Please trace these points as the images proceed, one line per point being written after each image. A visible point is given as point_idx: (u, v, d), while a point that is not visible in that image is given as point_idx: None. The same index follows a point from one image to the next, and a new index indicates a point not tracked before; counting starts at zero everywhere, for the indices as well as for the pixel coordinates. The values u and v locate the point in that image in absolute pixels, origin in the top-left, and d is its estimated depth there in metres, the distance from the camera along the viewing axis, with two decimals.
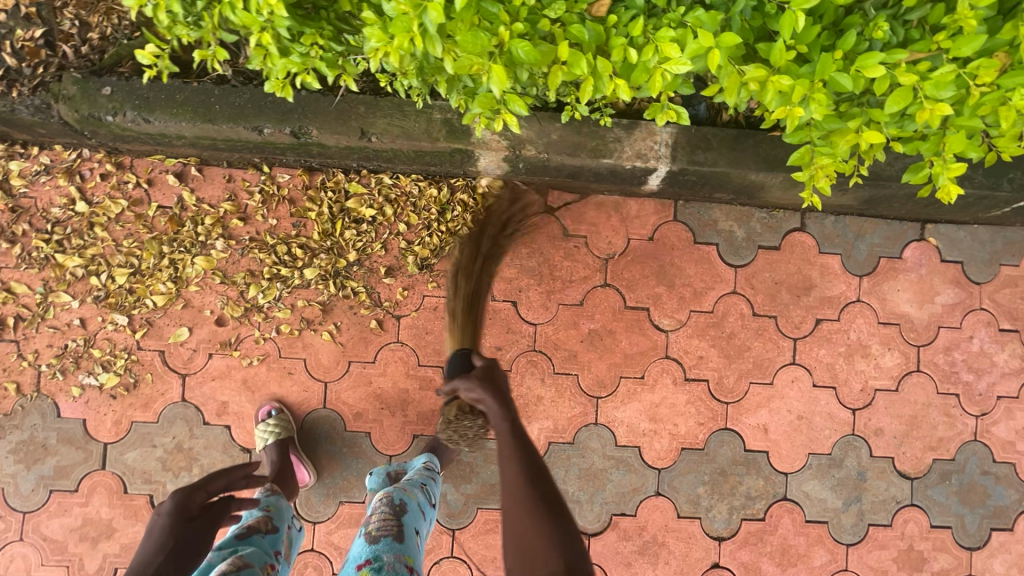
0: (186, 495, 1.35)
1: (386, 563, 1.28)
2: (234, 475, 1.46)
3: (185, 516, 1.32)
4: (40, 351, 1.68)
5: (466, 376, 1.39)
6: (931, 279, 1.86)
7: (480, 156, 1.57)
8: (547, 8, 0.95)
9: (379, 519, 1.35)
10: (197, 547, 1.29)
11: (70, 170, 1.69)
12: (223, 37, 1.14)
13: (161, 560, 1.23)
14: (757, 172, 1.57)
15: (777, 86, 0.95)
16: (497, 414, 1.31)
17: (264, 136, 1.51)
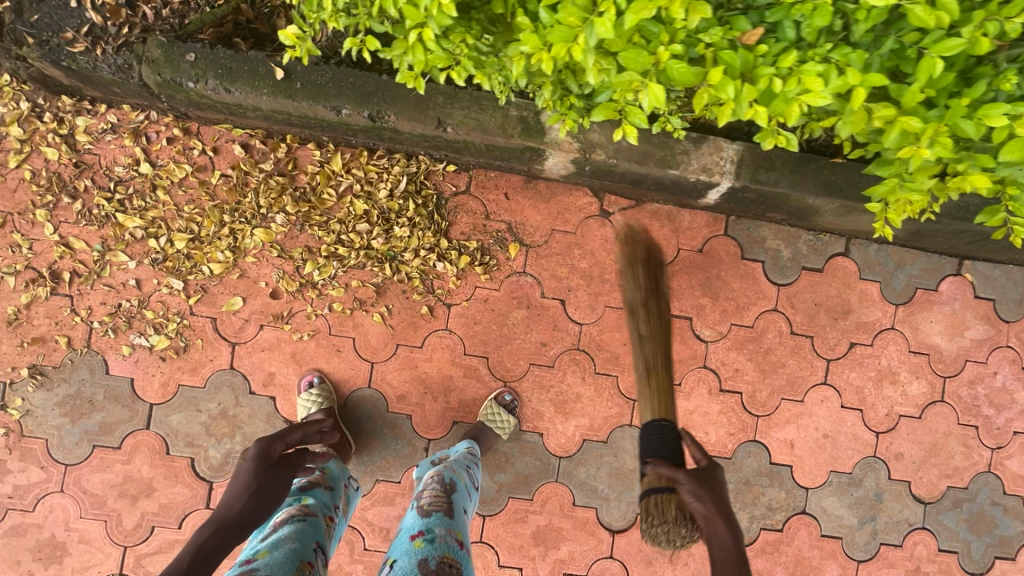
0: (266, 444, 1.34)
1: (437, 535, 1.32)
2: (308, 431, 1.46)
3: (266, 463, 1.30)
4: (94, 308, 1.70)
5: (694, 479, 1.22)
6: (963, 313, 1.92)
7: (550, 156, 1.59)
8: (704, 32, 1.01)
9: (430, 495, 1.42)
10: (279, 493, 1.28)
11: (137, 131, 1.69)
12: (373, 27, 1.17)
13: (246, 503, 1.23)
14: (816, 196, 1.61)
15: (905, 127, 1.01)
16: (723, 537, 1.18)
17: (341, 117, 1.53)
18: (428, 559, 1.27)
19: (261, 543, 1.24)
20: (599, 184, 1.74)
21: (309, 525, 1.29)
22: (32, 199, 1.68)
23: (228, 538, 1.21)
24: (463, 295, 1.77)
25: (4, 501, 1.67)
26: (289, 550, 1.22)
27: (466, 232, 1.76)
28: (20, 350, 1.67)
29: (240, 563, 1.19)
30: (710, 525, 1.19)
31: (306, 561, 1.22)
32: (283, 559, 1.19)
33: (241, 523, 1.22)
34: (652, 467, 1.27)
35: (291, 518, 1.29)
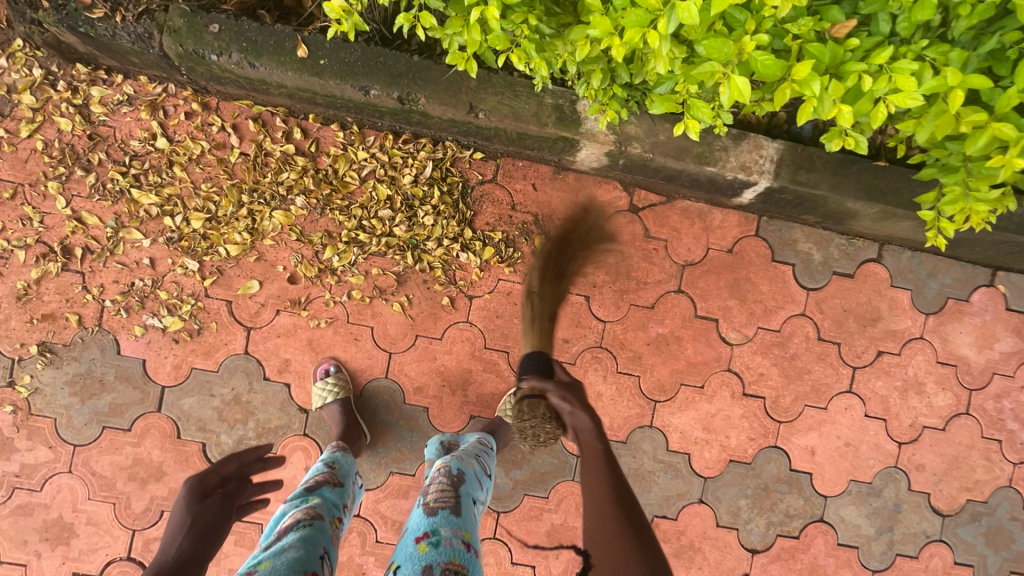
0: (201, 479, 1.27)
1: (443, 538, 1.23)
2: (247, 455, 1.35)
3: (201, 500, 1.23)
4: (106, 286, 1.65)
5: (558, 386, 1.38)
6: (994, 325, 1.88)
7: (583, 147, 1.53)
8: (789, 22, 0.98)
9: (436, 491, 1.34)
10: (219, 529, 1.21)
11: (154, 104, 1.63)
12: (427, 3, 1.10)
13: (184, 544, 1.15)
14: (856, 201, 1.56)
15: (996, 134, 0.96)
16: (584, 424, 1.31)
17: (368, 98, 1.47)
18: (433, 564, 1.17)
19: (263, 553, 1.16)
20: (631, 178, 1.68)
21: (315, 530, 1.22)
22: (44, 171, 1.62)
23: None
24: (486, 287, 1.72)
25: (10, 480, 1.64)
26: (292, 557, 1.13)
27: (492, 223, 1.71)
28: (30, 326, 1.63)
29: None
30: (573, 416, 1.33)
31: (311, 570, 1.13)
32: (285, 567, 1.10)
33: (181, 567, 1.11)
34: (528, 380, 1.42)
35: (296, 523, 1.22)
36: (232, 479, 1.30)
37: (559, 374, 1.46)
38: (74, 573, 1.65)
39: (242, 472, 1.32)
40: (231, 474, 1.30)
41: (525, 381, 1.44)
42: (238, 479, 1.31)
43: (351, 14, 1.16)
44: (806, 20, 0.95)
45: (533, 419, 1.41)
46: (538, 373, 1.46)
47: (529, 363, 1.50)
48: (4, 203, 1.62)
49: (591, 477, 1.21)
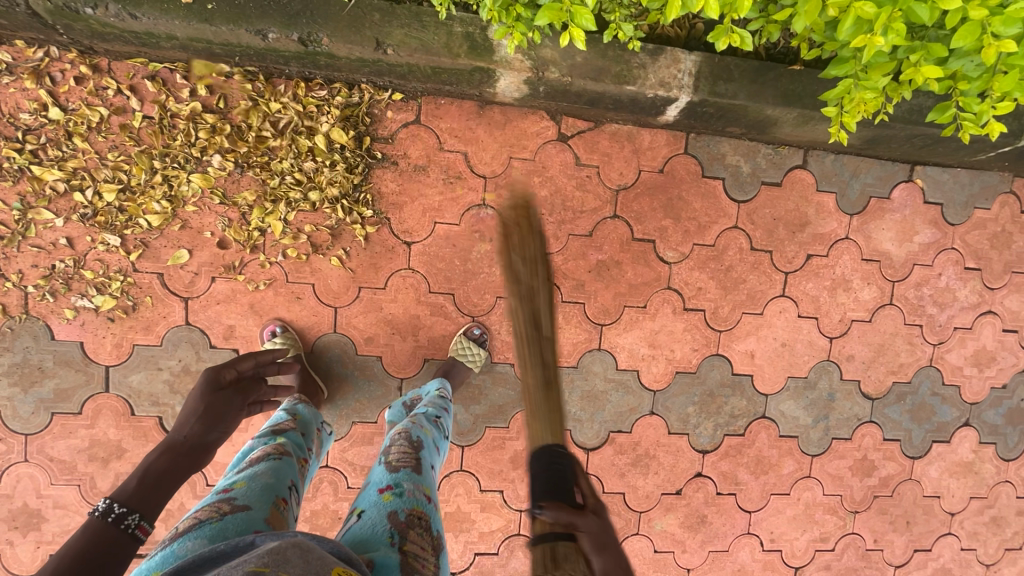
0: (219, 371, 1.34)
1: (406, 490, 1.27)
2: (263, 359, 1.40)
3: (216, 390, 1.32)
4: (25, 272, 1.58)
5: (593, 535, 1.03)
6: (913, 219, 1.98)
7: (501, 77, 1.50)
8: None
9: (397, 451, 1.38)
10: (229, 417, 1.32)
11: (36, 71, 1.50)
12: None
13: (195, 426, 1.28)
14: (774, 107, 1.59)
15: (859, 13, 1.01)
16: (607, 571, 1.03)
17: (268, 42, 1.39)
18: (397, 511, 1.21)
19: (237, 474, 1.22)
20: (555, 106, 1.66)
21: (284, 463, 1.28)
22: None
23: (182, 462, 1.25)
24: (423, 231, 1.72)
25: None
26: (265, 482, 1.19)
27: (420, 165, 1.69)
28: None
29: (217, 491, 1.17)
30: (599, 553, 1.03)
31: (281, 496, 1.19)
32: (261, 489, 1.16)
33: (191, 447, 1.27)
34: (550, 513, 1.03)
35: (267, 455, 1.28)
36: (245, 377, 1.37)
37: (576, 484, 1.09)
38: (52, 555, 1.67)
39: (256, 370, 1.40)
40: (244, 372, 1.37)
41: (545, 511, 1.04)
42: (252, 377, 1.39)
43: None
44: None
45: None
46: (553, 496, 1.06)
47: (543, 468, 1.11)
48: None
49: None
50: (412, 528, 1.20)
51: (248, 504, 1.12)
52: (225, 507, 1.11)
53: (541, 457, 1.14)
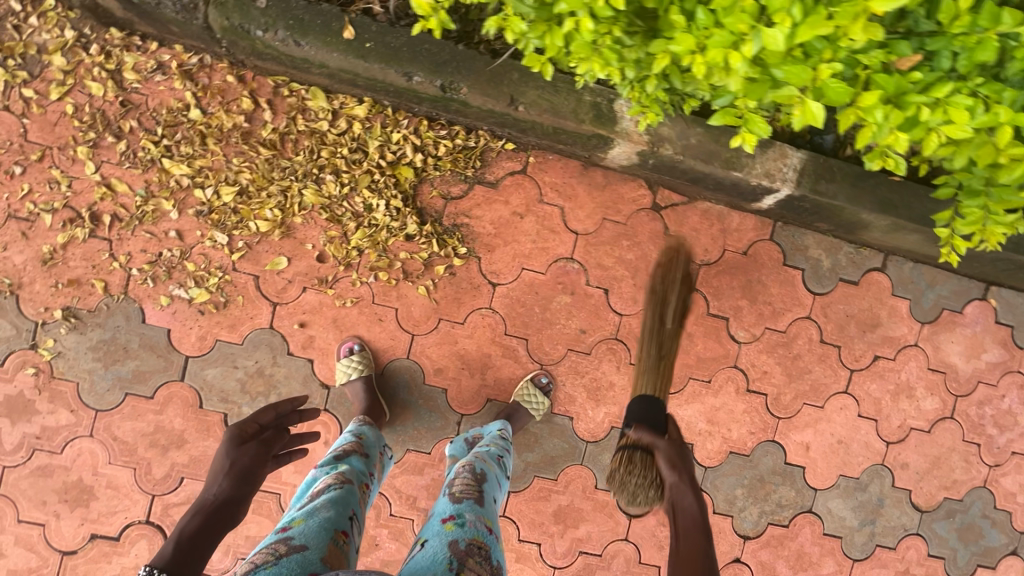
0: (242, 428, 1.38)
1: (467, 520, 1.29)
2: (283, 409, 1.46)
3: (242, 447, 1.35)
4: (133, 254, 1.65)
5: (670, 449, 1.43)
6: (982, 337, 1.99)
7: (617, 146, 1.57)
8: (863, 53, 1.06)
9: (461, 484, 1.41)
10: (256, 472, 1.34)
11: (187, 75, 1.62)
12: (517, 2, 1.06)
13: (224, 484, 1.29)
14: (870, 212, 1.64)
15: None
16: (689, 506, 1.35)
17: (410, 84, 1.49)
18: (458, 540, 1.23)
19: (296, 512, 1.29)
20: (657, 177, 1.73)
21: (345, 494, 1.35)
22: (72, 135, 1.62)
23: (216, 523, 1.24)
24: (511, 274, 1.77)
25: (30, 441, 1.65)
26: (323, 517, 1.26)
27: (518, 212, 1.75)
28: (54, 291, 1.63)
29: (277, 531, 1.23)
30: (677, 493, 1.37)
31: (339, 530, 1.26)
32: (317, 528, 1.23)
33: (223, 505, 1.27)
34: (637, 433, 1.49)
35: (328, 488, 1.35)
36: (268, 429, 1.41)
37: (670, 432, 1.51)
38: (92, 534, 1.67)
39: (277, 424, 1.43)
40: (267, 427, 1.42)
41: (632, 431, 1.51)
42: (274, 428, 1.42)
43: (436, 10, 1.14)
44: (875, 53, 1.04)
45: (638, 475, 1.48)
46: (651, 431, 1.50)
47: (640, 407, 1.59)
48: (30, 165, 1.61)
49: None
50: (472, 555, 1.21)
51: (304, 544, 1.18)
52: (282, 549, 1.17)
53: (643, 401, 1.59)
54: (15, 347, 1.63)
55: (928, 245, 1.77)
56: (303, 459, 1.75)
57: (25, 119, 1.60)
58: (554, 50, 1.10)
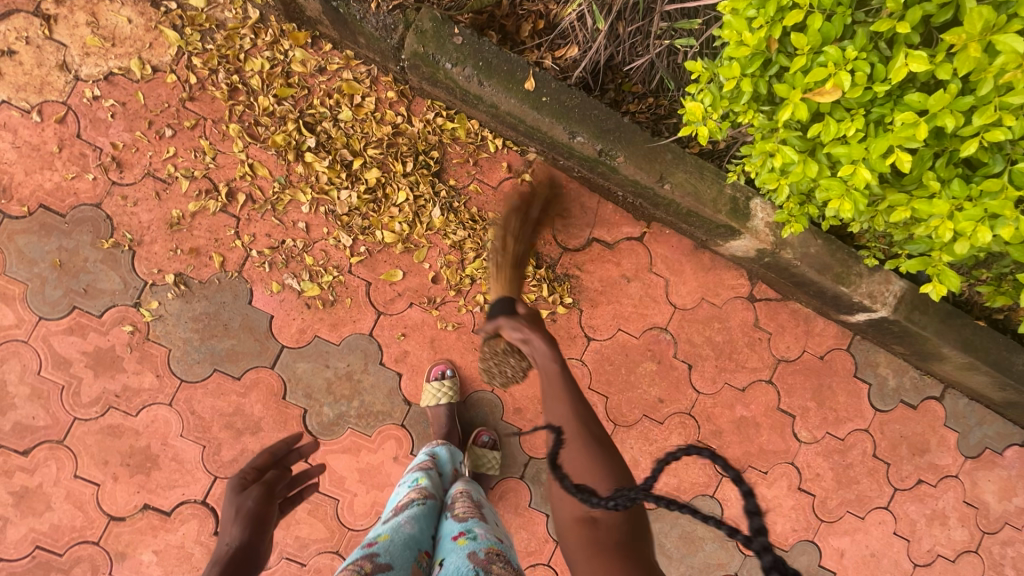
0: (242, 474, 1.22)
1: (479, 533, 1.21)
2: (281, 449, 1.32)
3: (244, 492, 1.17)
4: (257, 237, 1.68)
5: (509, 320, 1.31)
6: (1017, 481, 2.09)
7: (741, 239, 1.66)
8: None
9: (462, 504, 1.33)
10: (267, 516, 1.15)
11: (351, 80, 1.68)
12: (779, 132, 1.05)
13: (237, 531, 1.10)
14: (953, 349, 1.74)
15: None
16: (542, 349, 1.23)
17: (571, 141, 1.57)
18: (476, 550, 1.15)
19: (382, 527, 1.25)
20: (762, 272, 1.82)
21: (429, 509, 1.31)
22: (229, 112, 1.66)
23: (239, 571, 1.04)
24: (606, 332, 1.83)
25: (108, 398, 1.63)
26: (407, 534, 1.21)
27: (626, 275, 1.83)
28: (172, 256, 1.65)
29: (363, 545, 1.19)
30: (528, 344, 1.26)
31: (422, 551, 1.20)
32: (402, 545, 1.17)
33: (245, 554, 1.07)
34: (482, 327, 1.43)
35: (412, 501, 1.32)
36: (273, 473, 1.25)
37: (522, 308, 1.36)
38: (145, 505, 1.64)
39: (277, 465, 1.29)
40: (267, 469, 1.26)
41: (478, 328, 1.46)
42: (278, 471, 1.27)
43: (705, 118, 1.11)
44: None
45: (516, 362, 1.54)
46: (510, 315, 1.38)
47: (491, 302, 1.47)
48: (181, 131, 1.65)
49: (549, 399, 1.15)
50: (495, 561, 1.13)
51: (390, 563, 1.12)
52: (367, 566, 1.11)
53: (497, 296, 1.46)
54: (119, 302, 1.63)
55: (992, 388, 1.88)
56: (370, 469, 1.74)
57: (187, 86, 1.65)
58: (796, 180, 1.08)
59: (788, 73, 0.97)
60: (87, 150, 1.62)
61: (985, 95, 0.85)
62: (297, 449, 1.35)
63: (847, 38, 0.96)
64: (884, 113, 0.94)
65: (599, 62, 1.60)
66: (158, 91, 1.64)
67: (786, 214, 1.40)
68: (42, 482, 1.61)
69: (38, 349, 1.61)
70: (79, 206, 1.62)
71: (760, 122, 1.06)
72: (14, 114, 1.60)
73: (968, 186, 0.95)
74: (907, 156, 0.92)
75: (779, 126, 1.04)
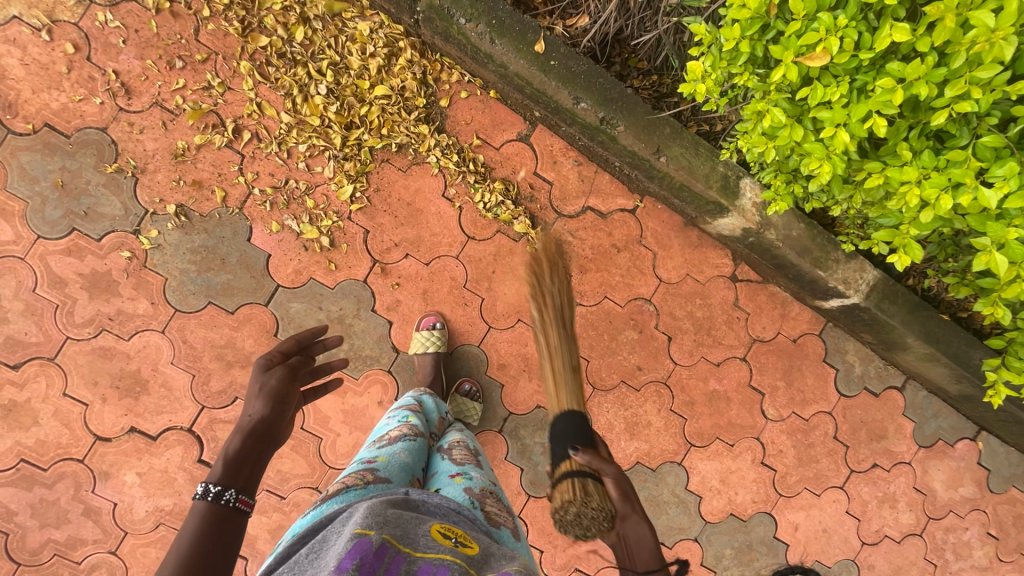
0: (267, 354, 1.21)
1: (475, 476, 1.27)
2: (306, 338, 1.32)
3: (268, 371, 1.18)
4: (260, 175, 1.71)
5: (620, 478, 1.12)
6: (963, 471, 2.21)
7: (728, 217, 1.73)
8: None
9: (459, 451, 1.37)
10: (292, 394, 1.16)
11: (364, 28, 1.70)
12: (771, 96, 1.13)
13: (262, 405, 1.11)
14: (916, 339, 1.84)
15: None
16: (643, 534, 1.12)
17: (575, 108, 1.62)
18: (472, 486, 1.22)
19: (377, 450, 1.28)
20: (745, 253, 1.91)
21: (420, 444, 1.34)
22: (241, 49, 1.68)
23: (262, 443, 1.07)
24: (593, 299, 1.90)
25: (101, 320, 1.66)
26: (403, 459, 1.25)
27: (616, 245, 1.90)
28: (174, 186, 1.67)
29: (360, 462, 1.23)
30: (626, 523, 1.11)
31: (417, 478, 1.25)
32: (399, 467, 1.22)
33: (269, 429, 1.08)
34: (585, 456, 1.12)
35: (404, 434, 1.34)
36: (298, 359, 1.25)
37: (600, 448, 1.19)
38: (131, 428, 1.67)
39: (301, 352, 1.29)
40: (292, 354, 1.27)
41: (578, 452, 1.13)
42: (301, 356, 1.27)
43: (705, 77, 1.20)
44: None
45: (595, 508, 1.07)
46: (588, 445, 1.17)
47: (565, 423, 1.22)
48: (192, 63, 1.67)
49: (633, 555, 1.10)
50: (488, 497, 1.21)
51: (389, 478, 1.18)
52: (369, 477, 1.17)
53: (571, 417, 1.22)
54: (119, 227, 1.65)
55: (949, 381, 1.98)
56: (355, 412, 1.79)
57: (201, 20, 1.66)
58: (782, 142, 1.16)
59: (784, 36, 1.03)
60: (96, 74, 1.63)
61: (958, 70, 0.93)
62: (322, 341, 1.33)
63: (841, 6, 1.02)
64: (868, 82, 1.02)
65: (608, 33, 1.65)
66: (171, 22, 1.65)
67: (773, 190, 1.47)
68: (31, 398, 1.64)
69: (34, 267, 1.63)
70: (84, 128, 1.63)
71: (755, 84, 1.13)
72: (24, 31, 1.61)
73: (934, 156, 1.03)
74: (883, 121, 0.99)
75: (773, 89, 1.11)
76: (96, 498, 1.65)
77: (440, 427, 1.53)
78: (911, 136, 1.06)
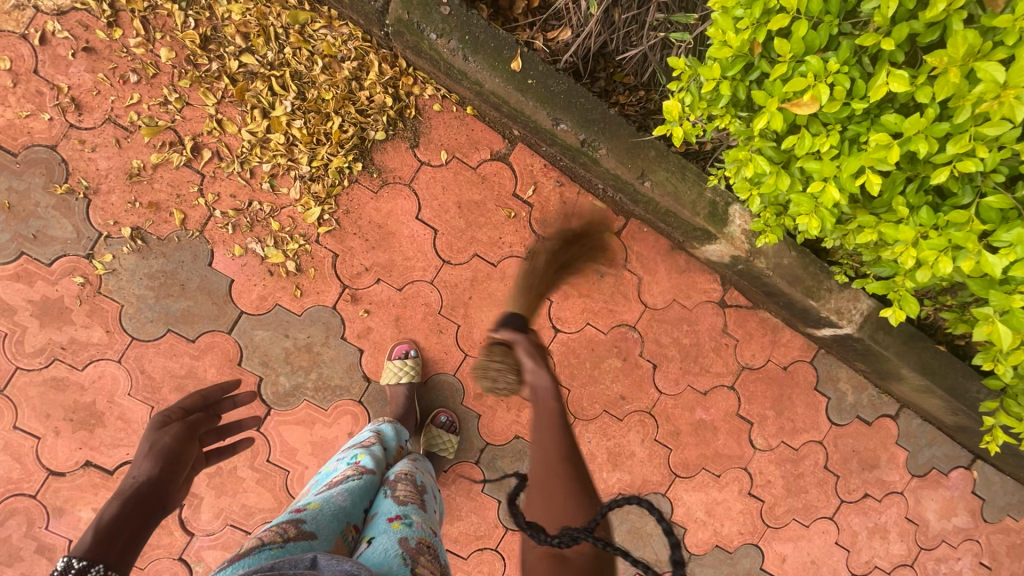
0: (166, 411, 1.20)
1: (415, 521, 1.15)
2: (212, 394, 1.29)
3: (163, 429, 1.16)
4: (221, 196, 1.61)
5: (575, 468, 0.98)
6: (958, 501, 2.14)
7: (716, 244, 1.64)
8: None
9: (404, 487, 1.25)
10: (184, 455, 1.14)
11: (332, 40, 1.59)
12: (756, 142, 1.09)
13: (150, 467, 1.09)
14: (911, 372, 1.75)
15: None
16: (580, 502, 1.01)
17: (554, 129, 1.52)
18: (408, 537, 1.09)
19: (314, 496, 1.18)
20: (735, 279, 1.82)
21: (364, 484, 1.22)
22: (200, 62, 1.57)
23: (142, 508, 1.03)
24: (574, 325, 1.82)
25: (53, 349, 1.58)
26: (337, 505, 1.13)
27: (599, 269, 1.81)
28: (130, 208, 1.58)
29: (290, 510, 1.11)
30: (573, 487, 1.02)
31: (351, 525, 1.13)
32: (331, 515, 1.10)
33: (152, 493, 1.06)
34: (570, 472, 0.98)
35: (346, 478, 1.23)
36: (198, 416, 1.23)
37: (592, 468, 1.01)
38: (86, 462, 1.59)
39: (207, 409, 1.27)
40: (194, 412, 1.24)
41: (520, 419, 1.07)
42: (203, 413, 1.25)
43: (683, 117, 1.15)
44: None
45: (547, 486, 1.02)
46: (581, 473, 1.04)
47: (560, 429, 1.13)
48: (147, 78, 1.57)
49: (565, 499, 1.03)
50: (424, 553, 1.07)
51: (315, 531, 1.05)
52: (290, 531, 1.03)
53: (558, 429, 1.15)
54: (70, 252, 1.56)
55: (945, 412, 1.90)
56: (324, 443, 1.71)
57: (156, 31, 1.56)
58: (767, 190, 1.12)
59: (770, 80, 1.00)
60: (44, 88, 1.53)
61: (962, 124, 0.89)
62: (231, 397, 1.30)
63: (833, 48, 0.99)
64: (860, 132, 0.99)
65: (590, 48, 1.53)
66: (124, 34, 1.55)
67: (761, 226, 1.38)
68: None
69: None
70: (32, 146, 1.54)
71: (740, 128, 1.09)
72: None
73: (926, 218, 0.99)
74: (873, 179, 0.96)
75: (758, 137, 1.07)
76: (49, 535, 1.58)
77: (399, 455, 1.44)
78: (909, 192, 1.01)
